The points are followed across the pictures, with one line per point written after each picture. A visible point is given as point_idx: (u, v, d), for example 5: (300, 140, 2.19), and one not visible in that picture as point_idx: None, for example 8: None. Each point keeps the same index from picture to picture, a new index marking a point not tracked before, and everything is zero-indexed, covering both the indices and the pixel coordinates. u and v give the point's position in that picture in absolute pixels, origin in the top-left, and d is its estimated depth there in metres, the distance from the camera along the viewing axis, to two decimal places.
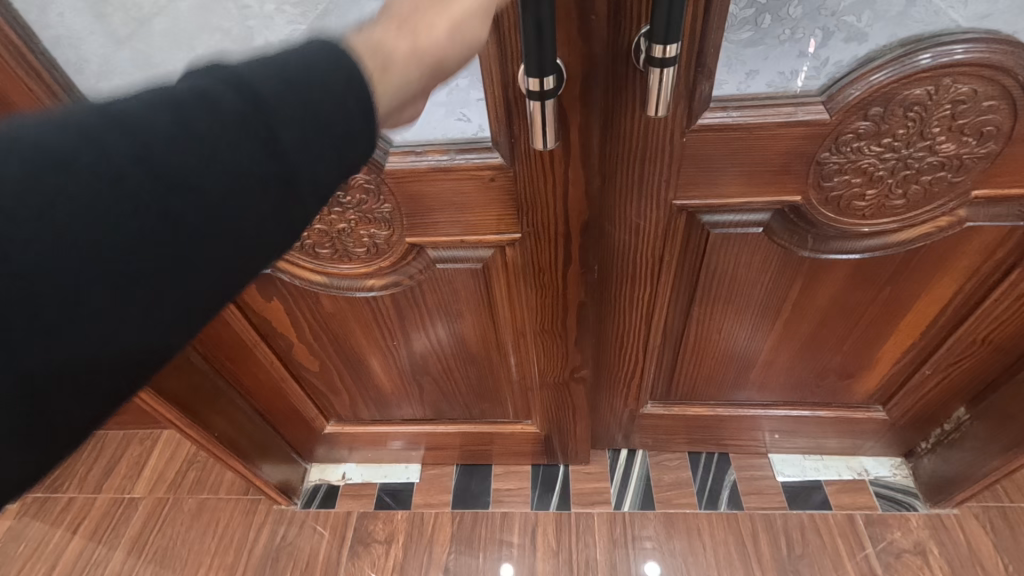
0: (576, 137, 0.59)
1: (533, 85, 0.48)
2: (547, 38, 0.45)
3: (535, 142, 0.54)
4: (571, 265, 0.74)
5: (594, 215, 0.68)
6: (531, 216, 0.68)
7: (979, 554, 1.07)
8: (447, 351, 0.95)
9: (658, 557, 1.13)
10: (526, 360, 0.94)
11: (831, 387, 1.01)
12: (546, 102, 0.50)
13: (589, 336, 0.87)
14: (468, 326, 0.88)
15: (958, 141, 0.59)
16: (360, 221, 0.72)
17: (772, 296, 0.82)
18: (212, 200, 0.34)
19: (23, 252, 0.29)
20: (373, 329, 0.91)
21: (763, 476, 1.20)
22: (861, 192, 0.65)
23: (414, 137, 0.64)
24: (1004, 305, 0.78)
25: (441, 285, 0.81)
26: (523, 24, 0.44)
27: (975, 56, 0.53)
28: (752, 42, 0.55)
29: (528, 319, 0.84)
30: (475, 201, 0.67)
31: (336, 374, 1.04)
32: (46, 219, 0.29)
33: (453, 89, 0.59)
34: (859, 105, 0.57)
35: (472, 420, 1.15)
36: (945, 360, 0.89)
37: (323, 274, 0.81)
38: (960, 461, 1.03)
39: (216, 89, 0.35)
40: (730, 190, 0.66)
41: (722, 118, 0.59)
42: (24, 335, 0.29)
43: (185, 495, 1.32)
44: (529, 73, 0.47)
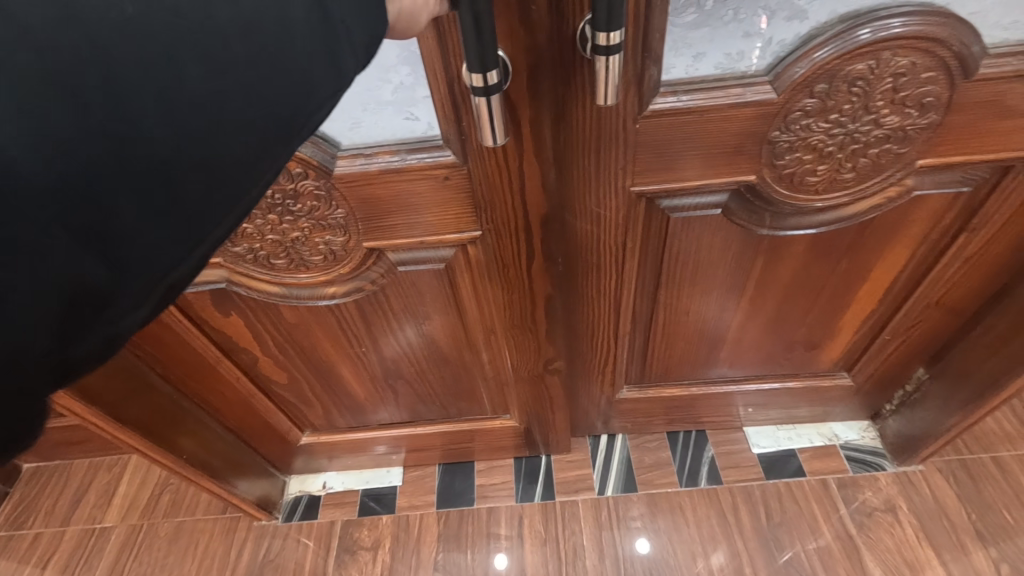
0: (528, 129, 0.59)
1: (475, 80, 0.47)
2: (487, 32, 0.44)
3: (485, 138, 0.52)
4: (535, 259, 0.74)
5: (552, 206, 0.68)
6: (490, 213, 0.67)
7: (945, 506, 1.12)
8: (419, 354, 0.93)
9: (649, 533, 1.15)
10: (500, 357, 0.93)
11: (798, 358, 1.03)
12: (491, 97, 0.49)
13: (559, 328, 0.87)
14: (437, 327, 0.87)
15: (902, 113, 0.60)
16: (314, 229, 0.70)
17: (734, 275, 0.83)
18: (277, 22, 0.32)
19: (113, 64, 0.27)
20: (340, 337, 0.89)
21: (740, 450, 1.23)
22: (812, 168, 0.66)
23: (362, 139, 0.62)
24: (954, 268, 0.80)
25: (405, 288, 0.79)
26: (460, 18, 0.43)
27: (912, 29, 0.53)
28: (696, 24, 0.54)
29: (496, 316, 0.83)
30: (431, 201, 0.66)
31: (306, 385, 1.02)
32: (133, 35, 0.28)
33: (398, 87, 0.57)
34: (804, 83, 0.57)
35: (450, 419, 1.14)
36: (902, 324, 0.92)
37: (281, 285, 0.78)
38: (923, 420, 1.07)
39: None
40: (687, 173, 0.66)
41: (673, 102, 0.59)
42: (119, 153, 0.28)
43: (160, 520, 1.28)
44: (471, 69, 0.46)
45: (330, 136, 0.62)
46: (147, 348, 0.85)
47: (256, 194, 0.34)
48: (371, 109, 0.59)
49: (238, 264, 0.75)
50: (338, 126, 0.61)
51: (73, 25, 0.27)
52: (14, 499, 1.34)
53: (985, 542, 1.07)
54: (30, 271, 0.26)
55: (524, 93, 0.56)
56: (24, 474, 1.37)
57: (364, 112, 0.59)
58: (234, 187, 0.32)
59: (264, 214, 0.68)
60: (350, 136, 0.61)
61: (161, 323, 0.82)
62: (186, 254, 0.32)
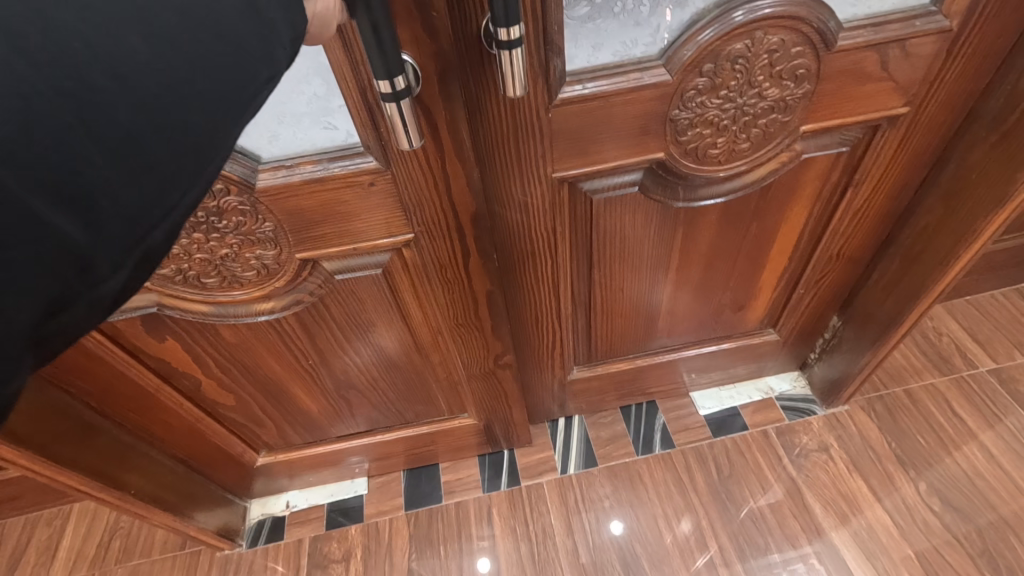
0: (446, 131, 0.61)
1: (382, 87, 0.49)
2: (386, 41, 0.46)
3: (402, 142, 0.55)
4: (471, 257, 0.76)
5: (481, 207, 0.70)
6: (420, 215, 0.69)
7: (869, 439, 1.23)
8: (368, 362, 0.94)
9: (621, 515, 1.19)
10: (450, 357, 0.96)
11: (728, 320, 1.11)
12: (402, 102, 0.51)
13: (504, 323, 0.90)
14: (383, 333, 0.88)
15: (780, 85, 0.67)
16: (243, 244, 0.70)
17: (659, 248, 0.89)
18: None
19: (59, 35, 0.27)
20: (284, 353, 0.89)
21: (688, 414, 1.31)
22: (712, 141, 0.72)
23: (283, 151, 0.63)
24: (847, 222, 0.90)
25: (344, 297, 0.80)
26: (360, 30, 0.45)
27: (778, 9, 0.60)
28: (590, 16, 0.59)
29: (440, 316, 0.86)
30: (359, 208, 0.68)
31: (255, 404, 1.00)
32: (76, 9, 0.28)
33: (312, 97, 0.58)
34: (693, 64, 0.63)
35: (409, 424, 1.15)
36: (813, 278, 1.01)
37: (214, 305, 0.78)
38: (841, 363, 1.18)
39: None
40: (603, 154, 0.71)
41: (579, 90, 0.63)
42: (82, 123, 0.28)
43: (112, 566, 1.22)
44: (378, 76, 0.48)
45: (250, 150, 0.62)
46: (79, 384, 0.82)
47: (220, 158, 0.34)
48: (288, 121, 0.60)
49: (168, 287, 0.74)
50: (256, 141, 0.61)
51: (17, 4, 0.27)
52: None
53: (905, 465, 1.19)
54: (10, 234, 0.26)
55: (436, 96, 0.58)
56: None
57: (282, 125, 0.60)
58: (195, 158, 0.33)
59: (189, 233, 0.67)
60: (271, 149, 0.62)
61: (92, 355, 0.79)
62: (162, 218, 0.32)
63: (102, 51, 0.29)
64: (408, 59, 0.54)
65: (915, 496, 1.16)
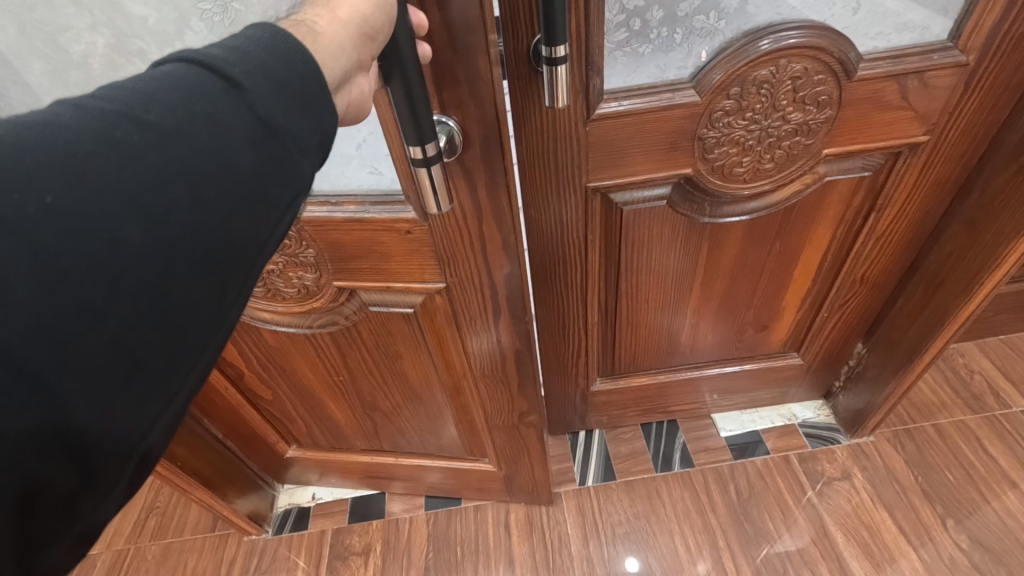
0: (485, 193, 0.65)
1: (414, 153, 0.52)
2: (421, 112, 0.49)
3: (430, 205, 0.57)
4: (500, 316, 0.81)
5: (515, 268, 0.74)
6: (453, 267, 0.75)
7: (894, 471, 1.22)
8: (390, 384, 0.99)
9: (637, 553, 1.17)
10: (484, 405, 0.98)
11: (752, 339, 1.13)
12: (432, 167, 0.54)
13: (531, 384, 0.92)
14: (408, 366, 0.94)
15: (803, 110, 0.73)
16: (288, 265, 0.77)
17: (685, 264, 0.94)
18: (233, 139, 0.33)
19: (45, 252, 0.27)
20: (319, 366, 0.96)
21: (709, 435, 1.32)
22: (738, 159, 0.77)
23: (330, 188, 0.70)
24: (870, 246, 0.93)
25: (377, 326, 0.87)
26: (394, 99, 0.48)
27: (802, 39, 0.65)
28: (628, 41, 0.66)
29: (474, 365, 0.90)
30: (395, 250, 0.74)
31: (290, 403, 1.07)
32: (65, 214, 0.27)
33: (361, 143, 0.65)
34: (721, 87, 0.69)
35: (428, 458, 1.18)
36: (836, 301, 1.03)
37: (259, 313, 0.87)
38: (866, 393, 1.18)
39: (198, 77, 0.33)
40: (634, 168, 0.77)
41: (616, 107, 0.70)
42: (71, 343, 0.27)
43: (147, 543, 1.28)
44: (410, 143, 0.51)
45: None
46: None
47: (234, 314, 0.34)
48: (341, 162, 0.68)
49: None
50: None
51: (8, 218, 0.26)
52: None
53: (931, 500, 1.17)
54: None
55: (478, 160, 0.62)
56: None
57: (332, 165, 0.68)
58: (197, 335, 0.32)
59: None
60: (321, 184, 0.70)
61: None
62: (169, 398, 0.32)
63: (94, 253, 0.28)
64: (444, 118, 0.59)
65: (942, 531, 1.14)
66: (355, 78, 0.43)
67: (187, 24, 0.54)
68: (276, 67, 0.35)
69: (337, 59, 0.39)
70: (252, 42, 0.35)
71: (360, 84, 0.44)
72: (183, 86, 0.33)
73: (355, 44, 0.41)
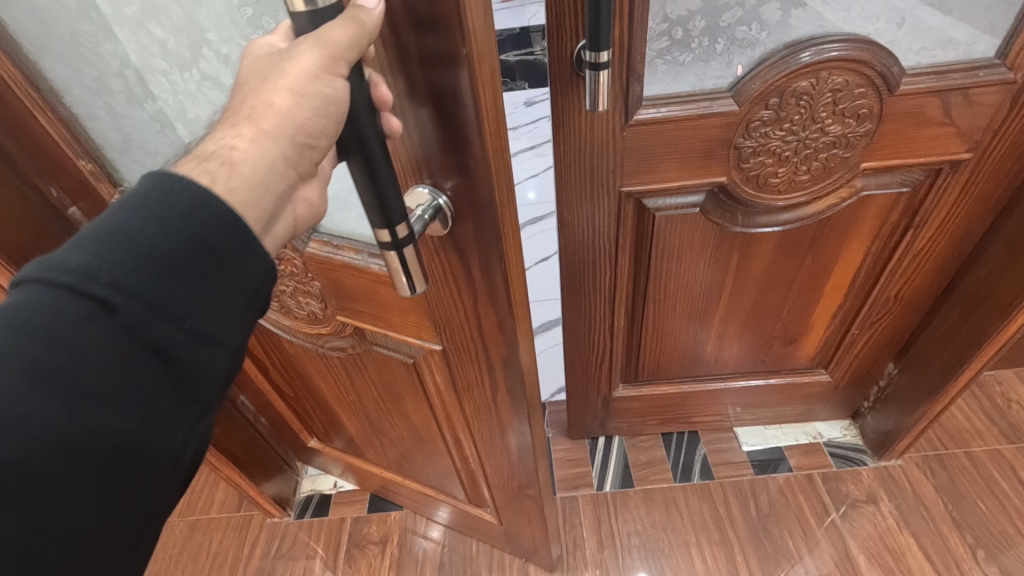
0: (480, 280, 0.55)
1: (382, 235, 0.44)
2: (389, 193, 0.41)
3: (404, 289, 0.48)
4: (498, 388, 0.72)
5: (514, 355, 0.64)
6: (448, 333, 0.67)
7: (923, 497, 1.19)
8: (396, 416, 0.96)
9: (652, 562, 1.16)
10: (486, 461, 0.91)
11: (779, 352, 1.12)
12: (405, 250, 0.45)
13: (530, 464, 0.83)
14: (410, 406, 0.90)
15: (843, 123, 0.73)
16: (298, 290, 0.78)
17: (714, 274, 0.94)
18: (115, 372, 0.32)
19: None
20: (330, 379, 0.97)
21: (730, 449, 1.31)
22: (774, 170, 0.77)
23: (336, 230, 0.68)
24: (906, 263, 0.91)
25: (380, 364, 0.83)
26: (355, 177, 0.41)
27: (844, 52, 0.66)
28: (669, 49, 0.68)
29: (474, 424, 0.83)
30: (392, 303, 0.68)
31: (308, 401, 1.10)
32: None
33: None
34: (760, 97, 0.70)
35: (434, 490, 1.15)
36: (868, 319, 1.02)
37: (277, 323, 0.88)
38: (895, 414, 1.15)
39: (62, 310, 0.31)
40: (667, 174, 0.78)
41: (654, 113, 0.71)
42: None
43: (175, 519, 1.32)
44: (375, 225, 0.43)
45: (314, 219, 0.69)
46: None
47: (161, 512, 0.37)
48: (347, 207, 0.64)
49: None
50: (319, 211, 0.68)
51: None
52: None
53: (961, 529, 1.14)
54: None
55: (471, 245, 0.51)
56: None
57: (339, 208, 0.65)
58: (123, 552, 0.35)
59: None
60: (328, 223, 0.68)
61: None
62: None
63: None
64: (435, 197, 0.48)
65: (971, 562, 1.10)
66: (295, 193, 0.42)
67: (200, 52, 0.56)
68: (161, 257, 0.33)
69: (258, 200, 0.38)
70: (126, 228, 0.33)
71: (304, 193, 0.43)
72: (44, 327, 0.31)
73: (285, 162, 0.39)
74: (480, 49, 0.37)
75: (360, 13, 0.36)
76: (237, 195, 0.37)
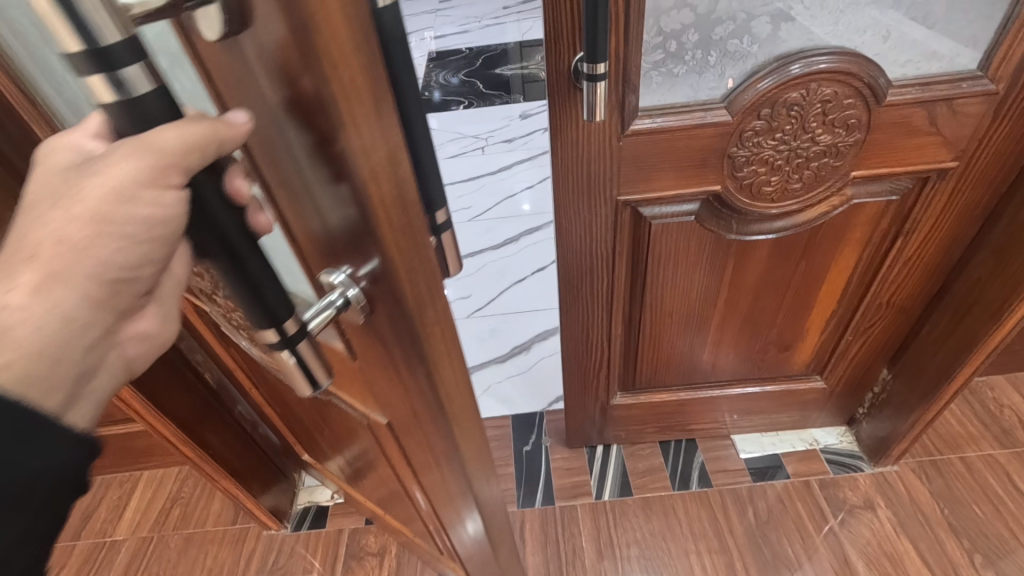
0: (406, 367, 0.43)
1: (267, 335, 0.34)
2: (265, 293, 0.32)
3: (305, 388, 0.39)
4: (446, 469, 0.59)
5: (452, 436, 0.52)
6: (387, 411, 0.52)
7: (920, 502, 1.19)
8: (360, 459, 0.86)
9: (651, 570, 1.16)
10: (444, 529, 0.79)
11: (774, 359, 1.13)
12: (299, 349, 0.36)
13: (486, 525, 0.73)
14: (370, 456, 0.79)
15: (832, 133, 0.75)
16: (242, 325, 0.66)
17: (710, 282, 0.96)
18: None
19: None
20: (307, 410, 0.92)
21: (727, 456, 1.31)
22: (767, 178, 0.79)
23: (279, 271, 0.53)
24: (897, 269, 0.93)
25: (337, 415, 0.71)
26: (221, 275, 0.32)
27: (832, 64, 0.68)
28: (663, 62, 0.70)
29: (426, 497, 0.70)
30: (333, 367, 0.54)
31: (295, 421, 1.08)
32: None
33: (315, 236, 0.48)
34: (752, 108, 0.72)
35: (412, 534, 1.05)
36: (862, 325, 1.04)
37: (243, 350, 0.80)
38: (890, 420, 1.16)
39: None
40: (662, 184, 0.80)
41: (649, 123, 0.73)
42: None
43: (170, 532, 1.31)
44: (257, 324, 0.34)
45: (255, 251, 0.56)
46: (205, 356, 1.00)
47: None
48: None
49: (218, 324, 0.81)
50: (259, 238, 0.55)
51: None
52: None
53: (958, 534, 1.15)
54: None
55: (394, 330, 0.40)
56: None
57: None
58: None
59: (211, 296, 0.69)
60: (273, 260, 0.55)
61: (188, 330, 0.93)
62: None
63: None
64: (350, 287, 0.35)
65: (969, 568, 1.10)
66: (119, 331, 0.34)
67: None
68: None
69: (53, 368, 0.30)
70: None
71: (135, 326, 0.35)
72: None
73: (92, 304, 0.31)
74: (359, 114, 0.29)
75: (213, 123, 0.28)
76: (13, 369, 0.28)
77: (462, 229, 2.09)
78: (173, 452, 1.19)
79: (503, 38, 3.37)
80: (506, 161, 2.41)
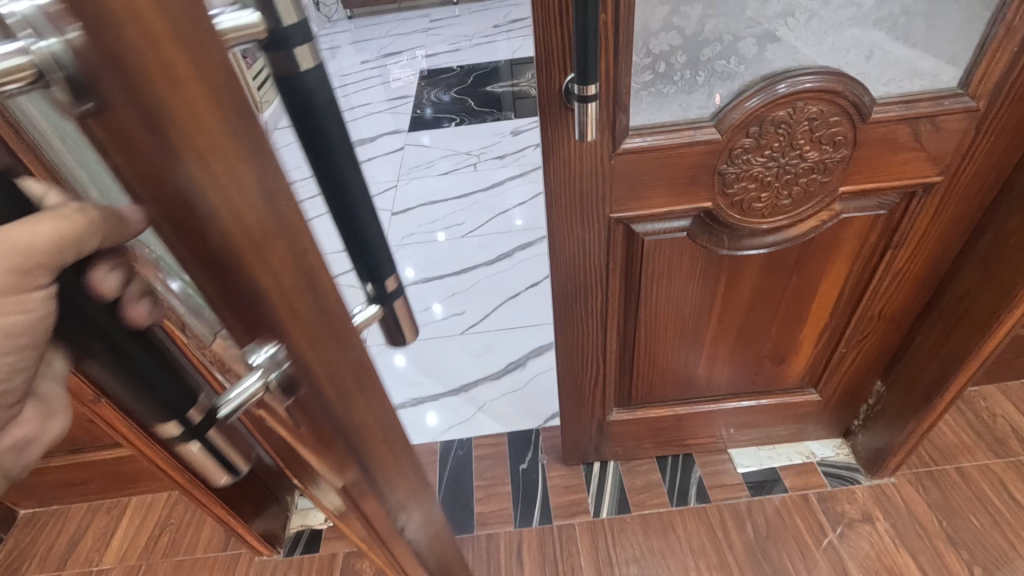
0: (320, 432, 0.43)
1: (169, 429, 0.37)
2: (157, 386, 0.34)
3: (215, 467, 0.41)
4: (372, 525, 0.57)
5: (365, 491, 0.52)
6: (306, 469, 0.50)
7: (918, 514, 1.19)
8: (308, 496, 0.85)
9: None
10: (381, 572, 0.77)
11: (769, 372, 1.14)
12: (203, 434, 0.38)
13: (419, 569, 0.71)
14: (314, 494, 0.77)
15: (820, 150, 0.76)
16: None
17: (703, 297, 0.96)
18: None
19: None
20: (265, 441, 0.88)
21: (724, 470, 1.31)
22: (757, 195, 0.80)
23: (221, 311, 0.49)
24: (887, 282, 0.94)
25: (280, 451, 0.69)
26: (110, 373, 0.33)
27: (817, 83, 0.69)
28: (653, 82, 0.71)
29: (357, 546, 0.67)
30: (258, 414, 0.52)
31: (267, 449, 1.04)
32: None
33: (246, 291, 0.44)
34: (741, 126, 0.73)
35: None
36: (854, 337, 1.04)
37: None
38: (885, 432, 1.16)
39: None
40: (654, 201, 0.80)
41: (640, 142, 0.74)
42: None
43: (159, 560, 1.28)
44: (155, 417, 0.36)
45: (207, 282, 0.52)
46: None
47: None
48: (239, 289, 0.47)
49: None
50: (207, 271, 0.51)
51: None
52: (8, 546, 1.33)
53: (957, 546, 1.14)
54: None
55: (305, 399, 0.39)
56: (20, 519, 1.37)
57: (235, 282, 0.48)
58: None
59: None
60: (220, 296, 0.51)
61: None
62: None
63: None
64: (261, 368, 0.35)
65: None
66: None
67: None
68: None
69: None
70: None
71: (12, 433, 0.38)
72: None
73: None
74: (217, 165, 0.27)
75: (93, 216, 0.29)
76: None
77: (456, 246, 2.10)
78: (163, 477, 1.16)
79: (494, 56, 3.42)
80: (499, 177, 2.43)
